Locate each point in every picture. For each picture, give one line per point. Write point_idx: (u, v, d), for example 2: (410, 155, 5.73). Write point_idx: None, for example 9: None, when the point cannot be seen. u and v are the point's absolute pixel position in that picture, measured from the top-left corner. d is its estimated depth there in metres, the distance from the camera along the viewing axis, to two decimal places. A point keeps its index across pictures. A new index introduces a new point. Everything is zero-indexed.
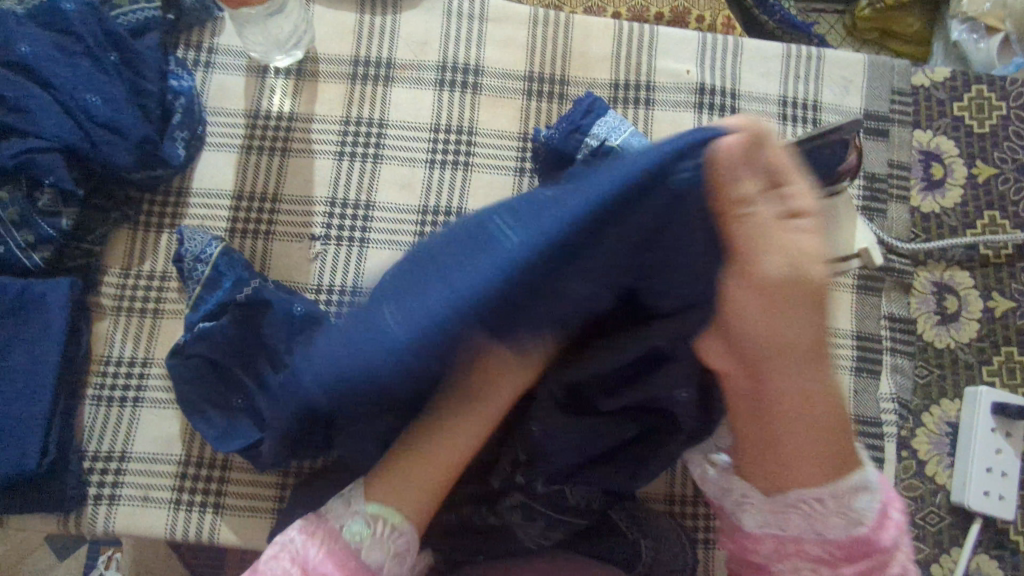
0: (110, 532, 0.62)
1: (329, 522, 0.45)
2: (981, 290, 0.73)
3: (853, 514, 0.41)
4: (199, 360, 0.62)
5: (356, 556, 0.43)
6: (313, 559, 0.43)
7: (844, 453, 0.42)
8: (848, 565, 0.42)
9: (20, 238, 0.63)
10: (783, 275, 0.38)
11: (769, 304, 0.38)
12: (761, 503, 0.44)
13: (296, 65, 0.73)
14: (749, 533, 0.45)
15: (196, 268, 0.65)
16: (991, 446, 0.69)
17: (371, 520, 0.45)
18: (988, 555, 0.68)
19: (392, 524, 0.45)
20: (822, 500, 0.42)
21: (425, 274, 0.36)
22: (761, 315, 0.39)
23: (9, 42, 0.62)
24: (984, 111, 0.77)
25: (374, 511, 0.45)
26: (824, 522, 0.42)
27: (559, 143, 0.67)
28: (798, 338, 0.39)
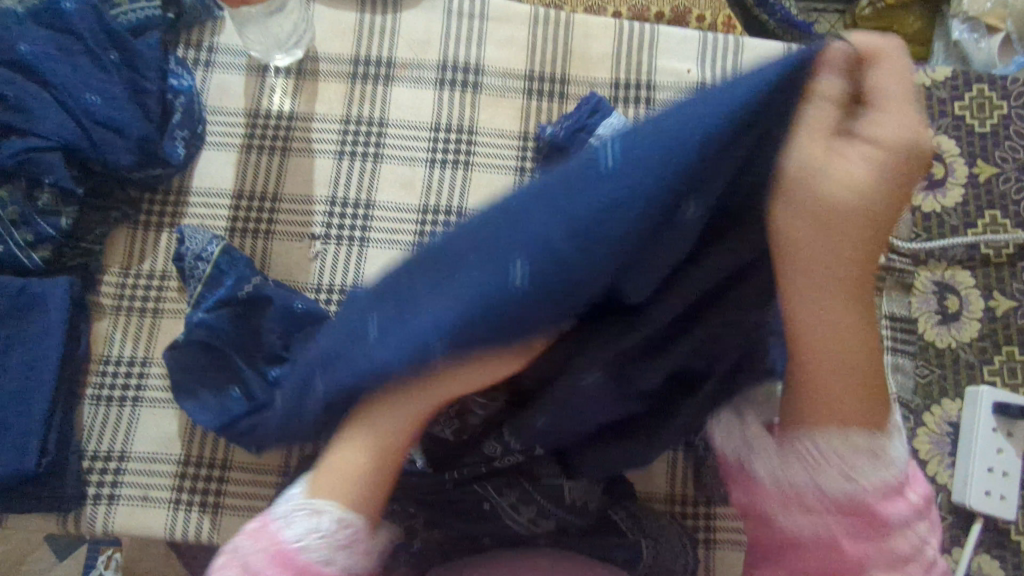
0: (109, 531, 0.62)
1: (274, 525, 0.41)
2: (983, 290, 0.73)
3: (865, 466, 0.39)
4: (195, 346, 0.62)
5: (300, 555, 0.40)
6: (255, 563, 0.40)
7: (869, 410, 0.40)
8: (849, 516, 0.40)
9: (20, 237, 0.63)
10: (856, 191, 0.35)
11: (827, 225, 0.35)
12: (774, 445, 0.42)
13: (296, 64, 0.73)
14: (756, 479, 0.43)
15: (197, 267, 0.64)
16: (992, 446, 0.69)
17: (314, 513, 0.41)
18: (989, 555, 0.68)
19: (335, 517, 0.41)
20: (835, 448, 0.40)
21: (510, 227, 0.32)
22: (817, 235, 0.35)
23: (9, 41, 0.62)
24: (985, 111, 0.77)
25: (318, 506, 0.42)
26: (835, 469, 0.40)
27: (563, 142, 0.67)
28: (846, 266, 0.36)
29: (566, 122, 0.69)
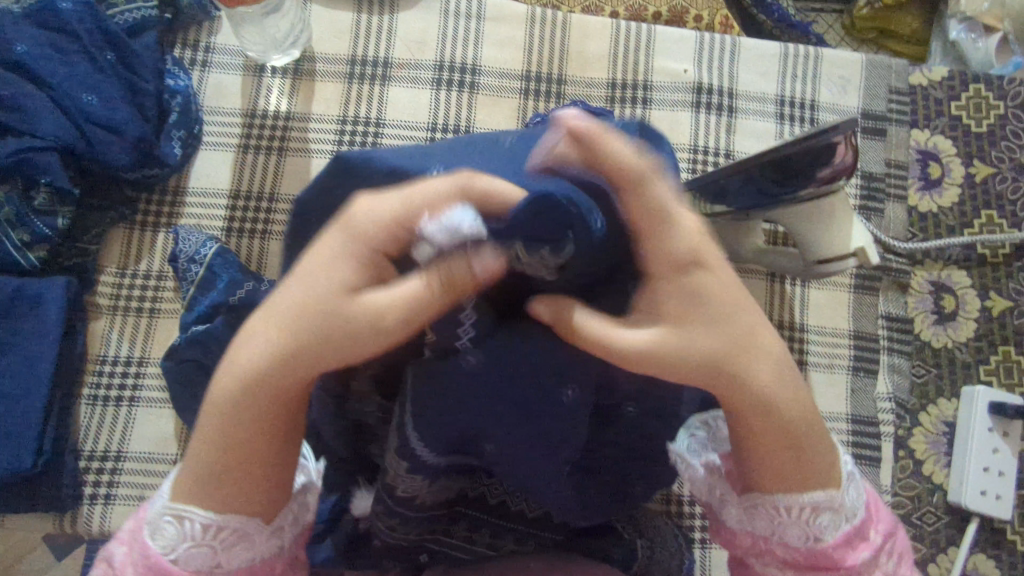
0: (106, 531, 0.62)
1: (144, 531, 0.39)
2: (979, 289, 0.73)
3: (814, 525, 0.40)
4: (190, 363, 0.62)
5: (171, 565, 0.38)
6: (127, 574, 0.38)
7: (803, 473, 0.41)
8: (814, 571, 0.41)
9: (17, 237, 0.63)
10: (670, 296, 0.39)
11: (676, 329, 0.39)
12: (737, 501, 0.43)
13: (293, 64, 0.72)
14: (729, 528, 0.44)
15: (190, 268, 0.65)
16: (988, 446, 0.69)
17: (175, 520, 0.39)
18: (985, 555, 0.68)
19: (206, 516, 0.39)
20: (788, 511, 0.41)
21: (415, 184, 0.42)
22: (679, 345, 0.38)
23: (5, 42, 0.62)
24: (981, 110, 0.77)
25: (180, 507, 0.39)
26: (788, 528, 0.41)
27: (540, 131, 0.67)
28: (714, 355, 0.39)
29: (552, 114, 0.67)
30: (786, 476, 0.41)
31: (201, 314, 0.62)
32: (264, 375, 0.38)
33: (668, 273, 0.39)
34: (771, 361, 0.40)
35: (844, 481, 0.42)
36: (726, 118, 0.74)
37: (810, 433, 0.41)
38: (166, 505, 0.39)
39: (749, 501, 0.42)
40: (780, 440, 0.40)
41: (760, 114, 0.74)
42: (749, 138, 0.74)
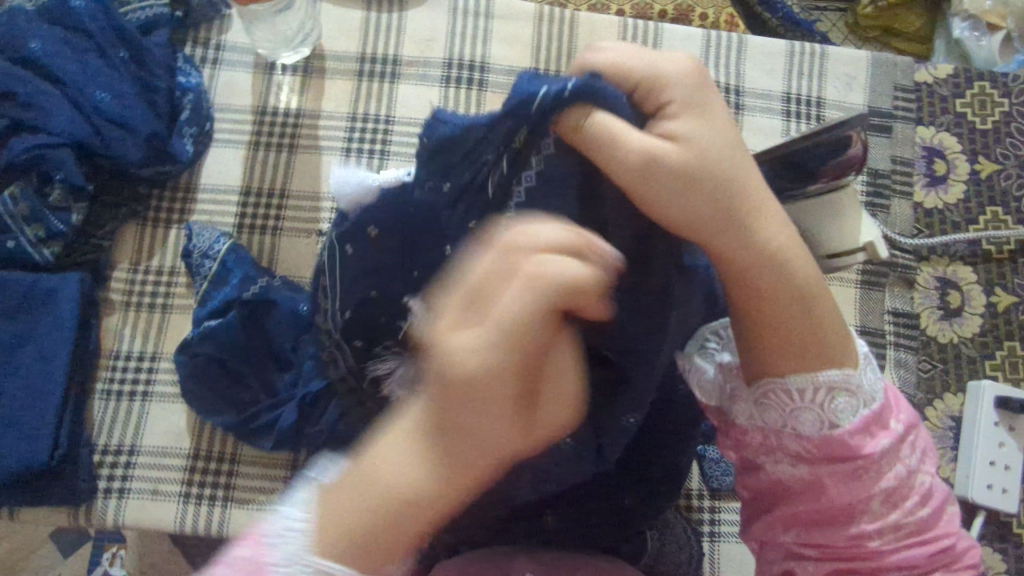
0: (121, 525, 0.63)
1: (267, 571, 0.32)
2: (984, 285, 0.74)
3: (831, 413, 0.41)
4: (206, 358, 0.62)
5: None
6: None
7: (814, 340, 0.40)
8: (828, 464, 0.41)
9: (32, 232, 0.64)
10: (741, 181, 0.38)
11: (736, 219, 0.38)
12: (745, 391, 0.43)
13: (303, 62, 0.73)
14: (739, 426, 0.45)
15: (203, 264, 0.66)
16: (994, 439, 0.69)
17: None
18: (992, 548, 0.68)
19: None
20: (804, 392, 0.40)
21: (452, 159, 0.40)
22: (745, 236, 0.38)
23: (21, 39, 0.63)
24: (986, 108, 0.78)
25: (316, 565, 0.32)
26: (800, 417, 0.41)
27: None
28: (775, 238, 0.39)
29: None
30: (812, 344, 0.40)
31: (208, 312, 0.63)
32: (469, 450, 0.33)
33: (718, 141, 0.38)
34: (780, 222, 0.40)
35: (860, 362, 0.42)
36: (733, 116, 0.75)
37: (820, 294, 0.40)
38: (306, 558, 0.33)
39: (760, 390, 0.42)
40: (801, 304, 0.39)
41: (766, 112, 0.75)
42: (756, 135, 0.74)
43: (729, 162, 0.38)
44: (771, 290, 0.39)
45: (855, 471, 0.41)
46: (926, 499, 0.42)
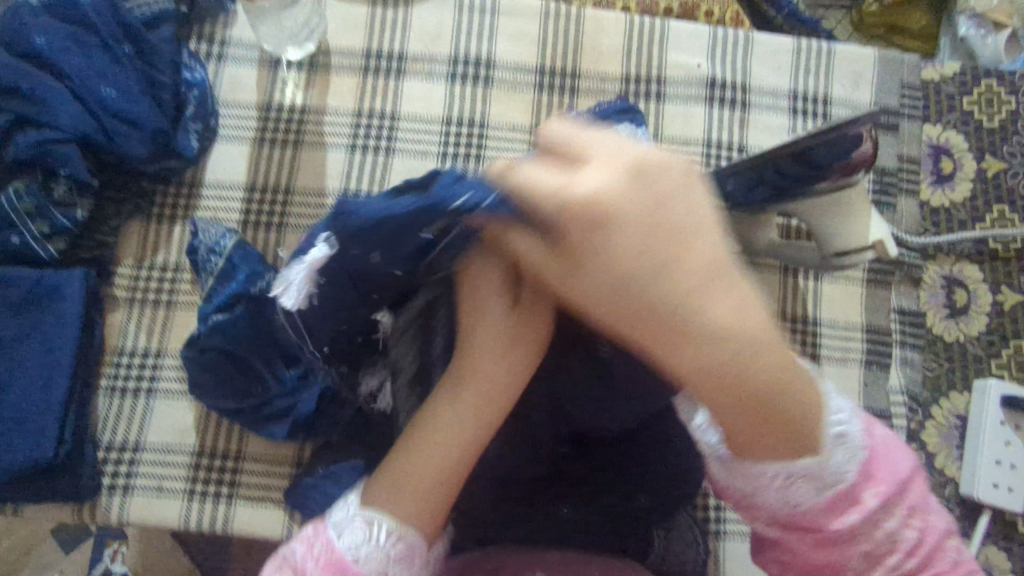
0: (125, 521, 0.63)
1: (327, 530, 0.42)
2: (990, 284, 0.74)
3: (795, 492, 0.38)
4: (213, 353, 0.62)
5: (354, 567, 0.40)
6: (310, 570, 0.40)
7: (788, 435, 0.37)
8: (797, 533, 0.40)
9: (36, 228, 0.63)
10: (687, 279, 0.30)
11: (687, 332, 0.30)
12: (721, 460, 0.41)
13: (308, 58, 0.73)
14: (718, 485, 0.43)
15: (209, 260, 0.65)
16: (1000, 438, 0.69)
17: (368, 525, 0.41)
18: (996, 546, 0.69)
19: (392, 529, 0.41)
20: (775, 476, 0.38)
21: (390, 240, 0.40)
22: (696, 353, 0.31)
23: (26, 34, 0.62)
24: (993, 106, 0.77)
25: (372, 514, 0.41)
26: (765, 493, 0.39)
27: None
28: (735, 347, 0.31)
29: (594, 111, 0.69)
30: (772, 437, 0.36)
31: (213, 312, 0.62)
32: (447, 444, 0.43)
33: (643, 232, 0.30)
34: (741, 309, 0.31)
35: (829, 444, 0.38)
36: (740, 114, 0.74)
37: (793, 392, 0.34)
38: (358, 510, 0.42)
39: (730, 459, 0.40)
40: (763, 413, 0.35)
41: (773, 109, 0.75)
42: (763, 133, 0.74)
43: (659, 262, 0.30)
44: (723, 406, 0.34)
45: (822, 540, 0.40)
46: (913, 550, 0.39)
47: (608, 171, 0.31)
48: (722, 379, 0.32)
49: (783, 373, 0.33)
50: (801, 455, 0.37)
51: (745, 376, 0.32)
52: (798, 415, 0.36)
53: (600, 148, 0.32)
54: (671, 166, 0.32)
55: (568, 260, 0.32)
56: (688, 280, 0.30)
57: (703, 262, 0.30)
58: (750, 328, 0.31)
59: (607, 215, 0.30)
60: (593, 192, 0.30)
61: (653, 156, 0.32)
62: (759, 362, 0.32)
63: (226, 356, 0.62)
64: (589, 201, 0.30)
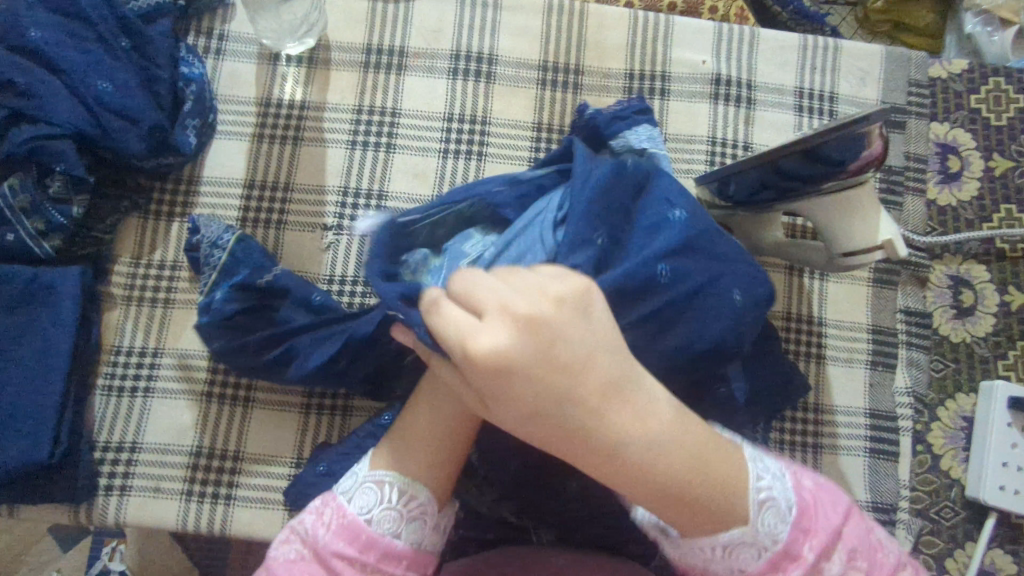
0: (122, 522, 0.62)
1: (337, 497, 0.44)
2: (997, 284, 0.73)
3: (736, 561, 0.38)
4: (217, 343, 0.61)
5: (368, 528, 0.42)
6: (323, 536, 0.42)
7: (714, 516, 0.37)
8: None
9: (31, 225, 0.62)
10: (606, 407, 0.35)
11: (616, 453, 0.35)
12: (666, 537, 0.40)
13: (308, 53, 0.72)
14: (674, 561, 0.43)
15: (212, 255, 0.63)
16: (1007, 441, 0.68)
17: (378, 486, 0.43)
18: (1002, 549, 0.68)
19: (399, 487, 0.43)
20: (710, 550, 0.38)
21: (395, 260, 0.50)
22: (625, 469, 0.35)
23: (20, 27, 0.61)
24: (1001, 104, 0.76)
25: (381, 475, 0.44)
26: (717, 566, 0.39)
27: (601, 122, 0.66)
28: (659, 454, 0.35)
29: (614, 111, 0.66)
30: (701, 521, 0.37)
31: (226, 296, 0.61)
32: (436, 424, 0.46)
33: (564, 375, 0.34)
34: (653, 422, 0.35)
35: (753, 511, 0.38)
36: (745, 111, 0.73)
37: (713, 481, 0.37)
38: (367, 475, 0.44)
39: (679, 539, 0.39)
40: (689, 503, 0.36)
41: (778, 106, 0.74)
42: (768, 131, 0.73)
43: (581, 396, 0.34)
44: (655, 501, 0.36)
45: None
46: None
47: (508, 322, 0.34)
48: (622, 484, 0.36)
49: (689, 466, 0.36)
50: (729, 526, 0.38)
51: (645, 481, 0.35)
52: (721, 498, 0.37)
53: (501, 293, 0.35)
54: (568, 306, 0.35)
55: (482, 393, 0.36)
56: (607, 407, 0.35)
57: (588, 397, 0.34)
58: (643, 439, 0.35)
59: (506, 366, 0.33)
60: (491, 345, 0.33)
61: (561, 297, 0.35)
62: (658, 468, 0.35)
63: (238, 324, 0.62)
64: (487, 354, 0.33)
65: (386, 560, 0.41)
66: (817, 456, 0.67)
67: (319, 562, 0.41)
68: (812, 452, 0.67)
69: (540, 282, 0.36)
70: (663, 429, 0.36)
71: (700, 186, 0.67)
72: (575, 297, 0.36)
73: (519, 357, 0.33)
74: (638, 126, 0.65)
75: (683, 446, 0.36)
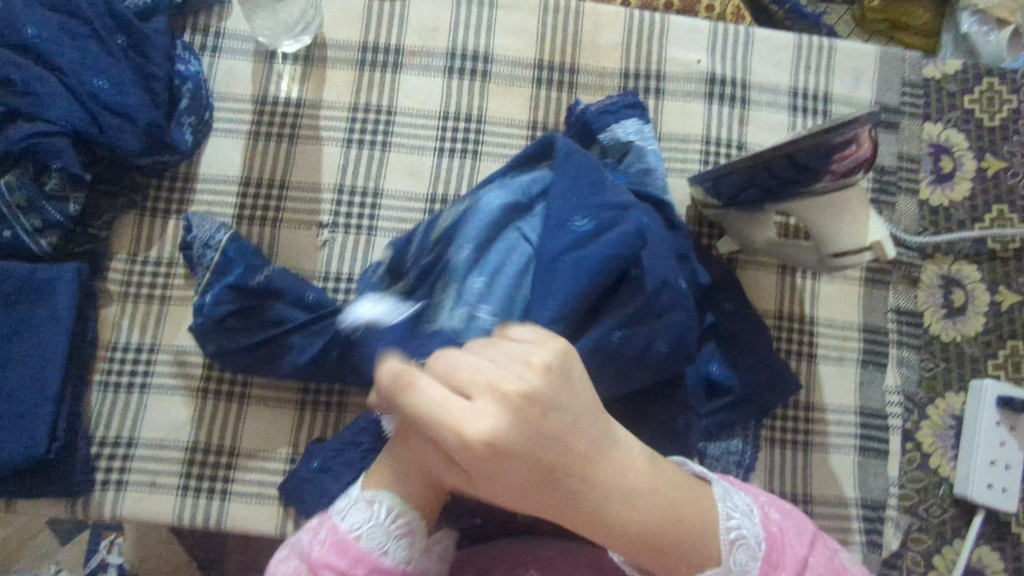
0: (119, 516, 0.63)
1: (331, 516, 0.42)
2: (988, 284, 0.73)
3: None
4: (214, 345, 0.62)
5: (356, 544, 0.40)
6: (315, 554, 0.40)
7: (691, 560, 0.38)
8: None
9: (28, 222, 0.63)
10: (581, 466, 0.36)
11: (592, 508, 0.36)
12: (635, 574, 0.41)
13: (304, 51, 0.72)
14: None
15: (204, 254, 0.64)
16: (995, 439, 0.69)
17: (369, 505, 0.42)
18: (990, 546, 0.69)
19: (388, 505, 0.42)
20: None
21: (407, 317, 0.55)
22: (599, 520, 0.37)
23: (16, 25, 0.61)
24: (994, 104, 0.77)
25: (371, 495, 0.42)
26: None
27: (590, 118, 0.69)
28: (633, 509, 0.37)
29: (600, 105, 0.69)
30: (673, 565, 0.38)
31: (217, 298, 0.61)
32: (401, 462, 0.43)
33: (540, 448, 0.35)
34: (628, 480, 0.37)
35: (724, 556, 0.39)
36: (739, 110, 0.74)
37: (692, 524, 0.38)
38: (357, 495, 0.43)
39: None
40: (660, 551, 0.38)
41: (773, 106, 0.74)
42: (762, 130, 0.74)
43: (560, 460, 0.35)
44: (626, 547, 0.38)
45: None
46: None
47: (496, 400, 0.34)
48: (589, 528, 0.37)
49: (663, 516, 0.38)
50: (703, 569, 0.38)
51: (626, 533, 0.37)
52: (694, 544, 0.38)
53: (483, 369, 0.35)
54: (551, 374, 0.36)
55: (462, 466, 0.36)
56: (586, 465, 0.36)
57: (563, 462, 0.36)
58: (617, 493, 0.37)
59: (497, 445, 0.34)
60: (474, 430, 0.34)
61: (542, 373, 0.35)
62: (622, 517, 0.37)
63: (232, 325, 0.62)
64: (471, 438, 0.34)
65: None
66: (807, 454, 0.68)
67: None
68: (802, 450, 0.68)
69: (524, 351, 0.36)
70: (636, 477, 0.37)
71: (694, 186, 0.68)
72: (557, 363, 0.36)
73: (500, 440, 0.34)
74: (627, 120, 0.68)
75: (656, 499, 0.38)
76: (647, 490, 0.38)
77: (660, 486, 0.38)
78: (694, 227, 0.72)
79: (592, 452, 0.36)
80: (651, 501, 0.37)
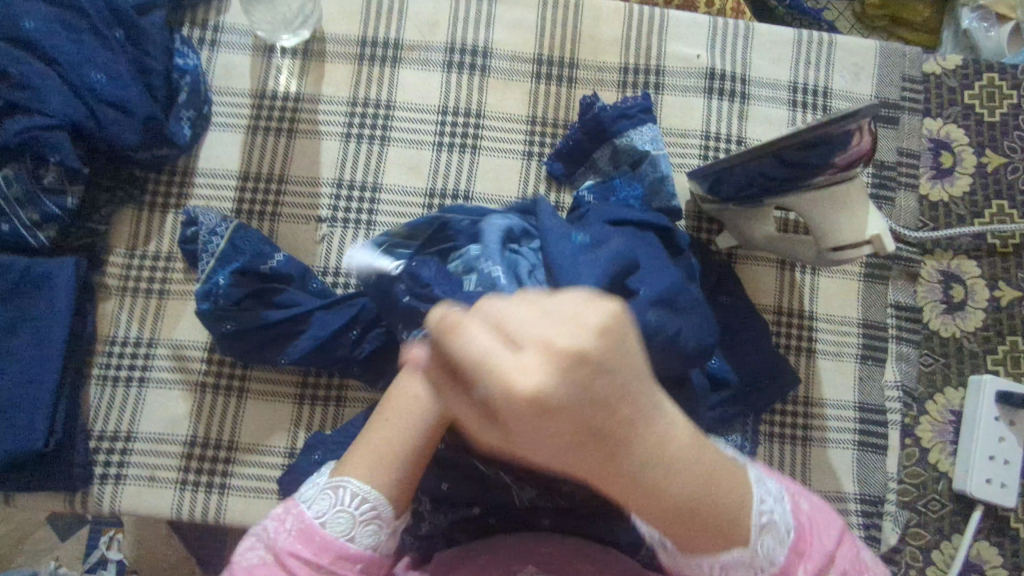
0: (117, 510, 0.63)
1: (299, 504, 0.41)
2: (988, 279, 0.73)
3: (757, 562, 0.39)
4: (230, 328, 0.61)
5: (320, 531, 0.40)
6: (281, 543, 0.40)
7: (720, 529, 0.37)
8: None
9: (25, 216, 0.62)
10: (631, 439, 0.32)
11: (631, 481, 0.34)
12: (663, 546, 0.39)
13: (303, 45, 0.72)
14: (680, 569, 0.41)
15: (210, 242, 0.63)
16: (994, 434, 0.69)
17: (333, 491, 0.41)
18: (988, 541, 0.69)
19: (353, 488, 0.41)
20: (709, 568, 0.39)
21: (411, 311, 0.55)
22: (638, 491, 0.34)
23: (13, 18, 0.61)
24: (995, 100, 0.76)
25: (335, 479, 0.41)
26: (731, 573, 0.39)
27: (607, 119, 0.68)
28: (676, 482, 0.35)
29: (617, 109, 0.68)
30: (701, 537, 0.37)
31: (228, 282, 0.61)
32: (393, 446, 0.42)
33: (594, 415, 0.31)
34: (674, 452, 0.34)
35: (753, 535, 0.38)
36: (739, 105, 0.74)
37: (721, 492, 0.37)
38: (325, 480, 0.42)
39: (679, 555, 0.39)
40: (692, 521, 0.36)
41: (772, 101, 0.74)
42: (762, 125, 0.74)
43: (612, 431, 0.32)
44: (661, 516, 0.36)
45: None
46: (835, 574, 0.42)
47: (549, 360, 0.30)
48: (632, 493, 0.35)
49: (701, 488, 0.35)
50: (731, 546, 0.38)
51: (664, 503, 0.35)
52: (724, 513, 0.37)
53: (536, 322, 0.30)
54: (610, 332, 0.31)
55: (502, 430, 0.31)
56: (636, 437, 0.33)
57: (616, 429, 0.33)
58: (662, 466, 0.34)
59: (549, 409, 0.29)
60: (529, 384, 0.29)
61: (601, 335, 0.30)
62: (666, 489, 0.34)
63: (247, 307, 0.62)
64: (521, 392, 0.29)
65: (341, 562, 0.40)
66: (806, 449, 0.68)
67: (278, 567, 0.39)
68: (801, 445, 0.68)
69: (573, 306, 0.31)
70: (682, 450, 0.34)
71: (689, 180, 0.69)
72: (614, 324, 0.31)
73: (556, 404, 0.29)
74: (644, 125, 0.67)
75: (697, 473, 0.35)
76: (689, 462, 0.35)
77: (701, 457, 0.36)
78: (693, 222, 0.72)
79: (643, 421, 0.33)
80: (692, 473, 0.35)
